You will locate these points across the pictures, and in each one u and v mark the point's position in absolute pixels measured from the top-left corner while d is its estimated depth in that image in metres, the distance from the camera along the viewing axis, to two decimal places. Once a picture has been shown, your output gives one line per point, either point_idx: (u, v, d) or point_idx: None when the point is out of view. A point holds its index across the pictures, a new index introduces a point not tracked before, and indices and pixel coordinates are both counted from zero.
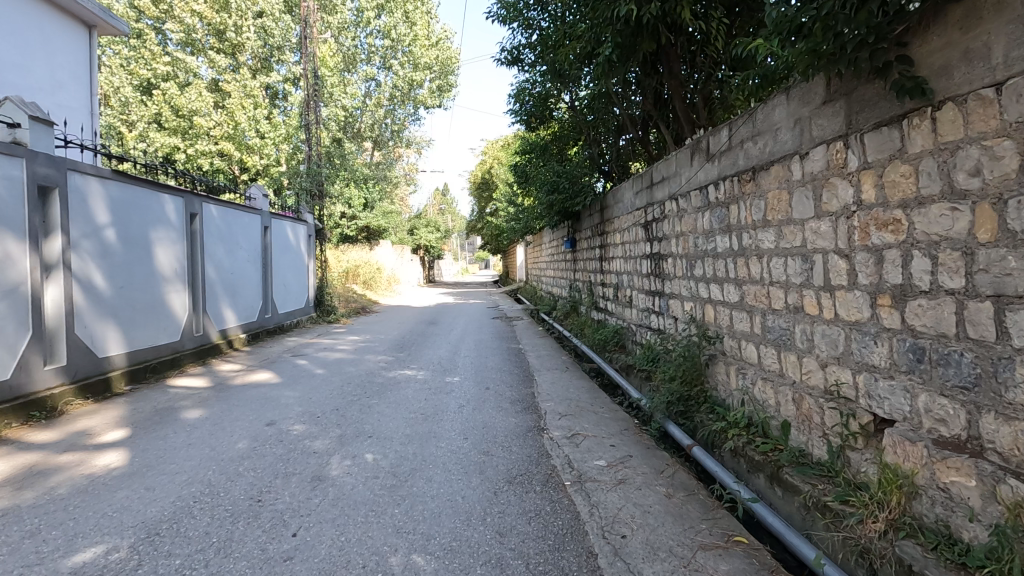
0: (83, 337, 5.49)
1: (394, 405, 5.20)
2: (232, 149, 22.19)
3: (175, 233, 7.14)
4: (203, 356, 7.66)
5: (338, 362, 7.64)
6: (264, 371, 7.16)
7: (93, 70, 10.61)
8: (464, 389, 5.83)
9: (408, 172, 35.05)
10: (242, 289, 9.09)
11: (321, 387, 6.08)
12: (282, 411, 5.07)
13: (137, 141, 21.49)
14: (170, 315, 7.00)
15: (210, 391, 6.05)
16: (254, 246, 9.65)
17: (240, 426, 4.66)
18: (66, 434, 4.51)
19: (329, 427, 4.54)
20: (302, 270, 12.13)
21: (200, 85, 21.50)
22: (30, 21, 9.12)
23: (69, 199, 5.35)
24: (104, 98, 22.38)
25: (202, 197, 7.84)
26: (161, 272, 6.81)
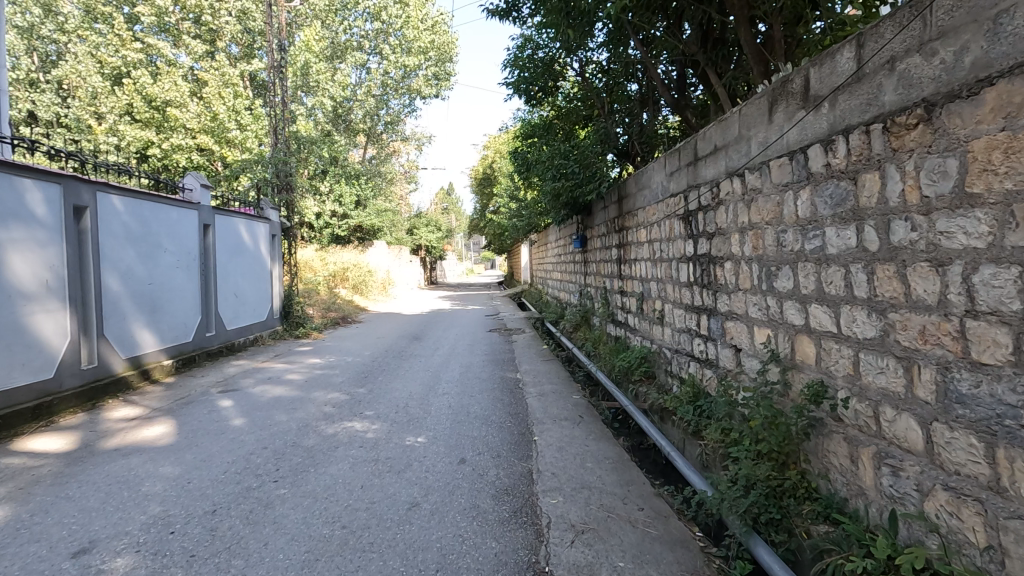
0: None
1: (306, 503, 3.25)
2: (210, 143, 19.90)
3: (44, 233, 5.24)
4: (95, 397, 5.76)
5: (271, 402, 5.70)
6: (166, 419, 5.23)
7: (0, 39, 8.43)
8: (426, 463, 3.86)
9: (406, 169, 33.15)
10: (167, 303, 7.19)
11: (220, 454, 4.14)
12: (124, 517, 3.13)
13: (106, 135, 19.43)
14: (37, 346, 5.12)
15: (59, 463, 4.12)
16: (188, 250, 7.75)
17: (25, 560, 2.71)
18: None
19: (169, 569, 2.58)
20: (262, 275, 10.21)
21: (174, 73, 19.24)
22: None
23: None
24: (72, 89, 20.31)
25: (96, 184, 5.94)
26: (17, 287, 4.93)
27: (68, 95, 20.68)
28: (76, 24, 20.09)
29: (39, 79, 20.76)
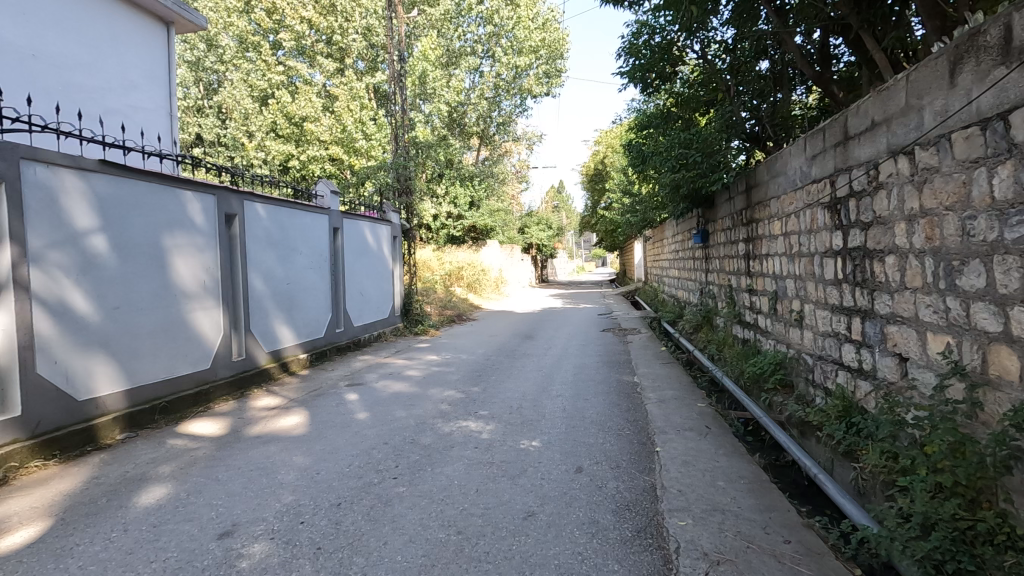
0: (50, 377, 4.24)
1: (422, 504, 3.24)
2: (341, 153, 21.42)
3: (202, 239, 5.88)
4: (242, 386, 6.37)
5: (392, 398, 5.91)
6: (300, 410, 5.61)
7: (170, 71, 9.49)
8: (541, 470, 3.71)
9: (518, 168, 33.57)
10: (302, 302, 7.78)
11: (345, 447, 4.32)
12: (262, 504, 3.34)
13: (256, 150, 21.69)
14: (196, 339, 5.75)
15: (212, 446, 4.56)
16: (320, 252, 8.34)
17: (180, 537, 2.97)
18: None
19: (298, 560, 2.67)
20: (385, 275, 10.78)
21: (308, 90, 21.04)
22: (98, 18, 8.01)
23: (25, 198, 4.11)
24: (229, 112, 23.02)
25: (243, 193, 6.56)
26: (181, 287, 5.56)
27: (226, 117, 23.44)
28: (233, 54, 22.70)
29: (205, 105, 23.77)
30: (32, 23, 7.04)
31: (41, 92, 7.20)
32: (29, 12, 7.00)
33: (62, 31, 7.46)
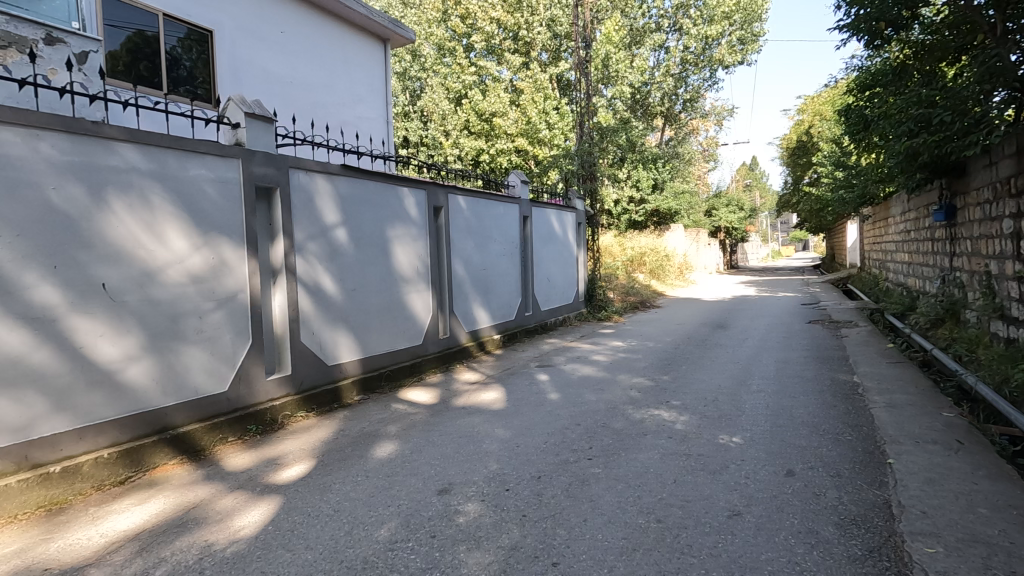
0: (310, 345, 5.22)
1: (619, 487, 3.27)
2: (526, 144, 22.02)
3: (416, 230, 6.64)
4: (448, 361, 7.09)
5: (581, 381, 6.04)
6: (497, 386, 6.06)
7: (387, 82, 10.78)
8: (744, 469, 3.47)
9: (705, 146, 31.41)
10: (496, 286, 8.35)
11: (540, 424, 4.56)
12: (472, 468, 3.70)
13: (452, 148, 23.08)
14: (412, 318, 6.55)
15: (427, 413, 5.17)
16: (511, 239, 8.84)
17: (409, 489, 3.44)
18: (261, 460, 4.09)
19: (507, 523, 2.90)
20: (569, 262, 11.01)
21: (497, 87, 22.03)
22: (334, 44, 9.47)
23: (292, 199, 5.07)
24: (428, 115, 25.09)
25: (448, 187, 7.23)
26: (400, 272, 6.37)
27: (426, 120, 25.76)
28: (432, 61, 24.85)
29: (409, 110, 26.43)
30: (289, 56, 8.60)
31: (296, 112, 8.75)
32: (287, 47, 8.56)
33: (309, 59, 8.97)
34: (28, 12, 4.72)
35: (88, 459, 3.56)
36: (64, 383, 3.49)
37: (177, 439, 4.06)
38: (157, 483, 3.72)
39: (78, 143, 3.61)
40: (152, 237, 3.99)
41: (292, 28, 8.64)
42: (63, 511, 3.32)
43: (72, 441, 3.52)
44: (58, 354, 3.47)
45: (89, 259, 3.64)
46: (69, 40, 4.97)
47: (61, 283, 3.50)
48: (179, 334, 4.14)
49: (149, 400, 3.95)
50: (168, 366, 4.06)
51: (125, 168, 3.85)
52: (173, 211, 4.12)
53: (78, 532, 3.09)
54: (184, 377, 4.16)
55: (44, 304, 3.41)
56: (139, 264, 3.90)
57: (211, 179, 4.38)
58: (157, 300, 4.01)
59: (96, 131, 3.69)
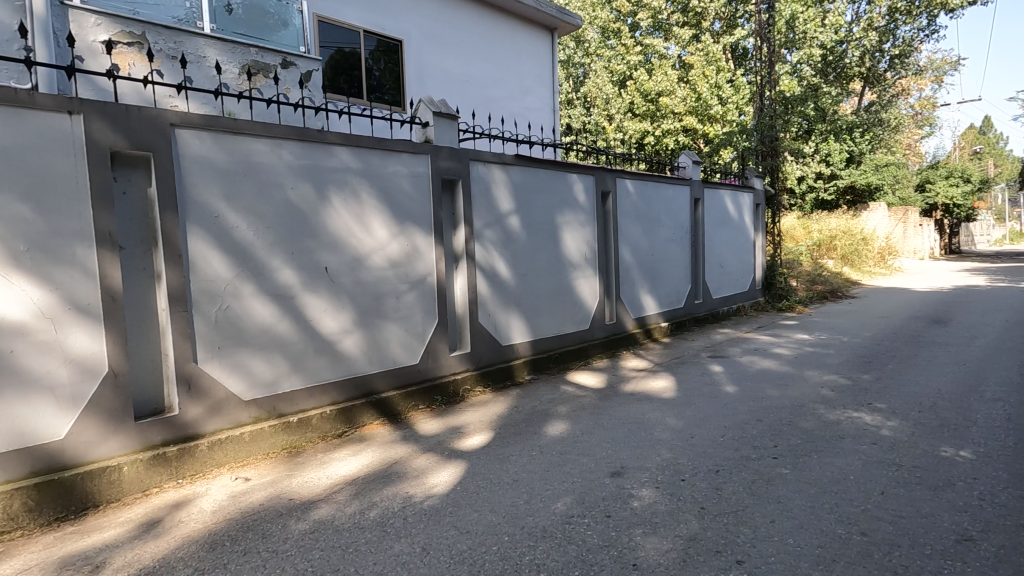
0: (487, 325, 5.60)
1: (812, 492, 2.98)
2: (695, 123, 20.54)
3: (584, 216, 6.70)
4: (614, 347, 7.07)
5: (761, 374, 5.59)
6: (666, 374, 5.89)
7: (553, 71, 10.93)
8: (978, 489, 2.92)
9: (918, 109, 26.48)
10: (664, 272, 8.07)
11: (716, 417, 4.33)
12: (644, 454, 3.66)
13: (615, 132, 22.06)
14: (579, 303, 6.66)
15: (595, 396, 5.23)
16: (681, 223, 8.44)
17: (581, 468, 3.52)
18: (447, 427, 4.53)
19: (685, 514, 2.83)
20: (745, 247, 10.19)
21: (664, 65, 20.76)
22: (505, 39, 9.88)
23: (472, 190, 5.45)
24: (590, 101, 24.69)
25: (616, 171, 7.15)
26: (568, 258, 6.50)
27: (589, 106, 25.40)
28: (595, 46, 24.35)
29: (572, 97, 26.29)
30: (464, 56, 9.19)
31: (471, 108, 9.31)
32: (463, 48, 9.15)
33: (482, 57, 9.47)
34: (269, 43, 5.70)
35: (316, 413, 4.27)
36: (299, 349, 4.23)
37: (379, 402, 4.67)
38: (366, 439, 4.33)
39: (307, 149, 4.28)
40: (361, 227, 4.60)
41: (466, 29, 9.21)
42: (299, 454, 4.04)
43: (304, 398, 4.25)
44: (295, 325, 4.20)
45: (316, 246, 4.33)
46: (298, 62, 5.90)
47: (297, 267, 4.22)
48: (381, 311, 4.73)
49: (359, 368, 4.60)
50: (373, 339, 4.68)
51: (341, 169, 4.48)
52: (376, 204, 4.70)
53: (310, 472, 3.74)
54: (385, 349, 4.77)
55: (285, 283, 4.15)
56: (351, 250, 4.53)
57: (406, 174, 4.90)
58: (365, 281, 4.63)
59: (320, 138, 4.35)
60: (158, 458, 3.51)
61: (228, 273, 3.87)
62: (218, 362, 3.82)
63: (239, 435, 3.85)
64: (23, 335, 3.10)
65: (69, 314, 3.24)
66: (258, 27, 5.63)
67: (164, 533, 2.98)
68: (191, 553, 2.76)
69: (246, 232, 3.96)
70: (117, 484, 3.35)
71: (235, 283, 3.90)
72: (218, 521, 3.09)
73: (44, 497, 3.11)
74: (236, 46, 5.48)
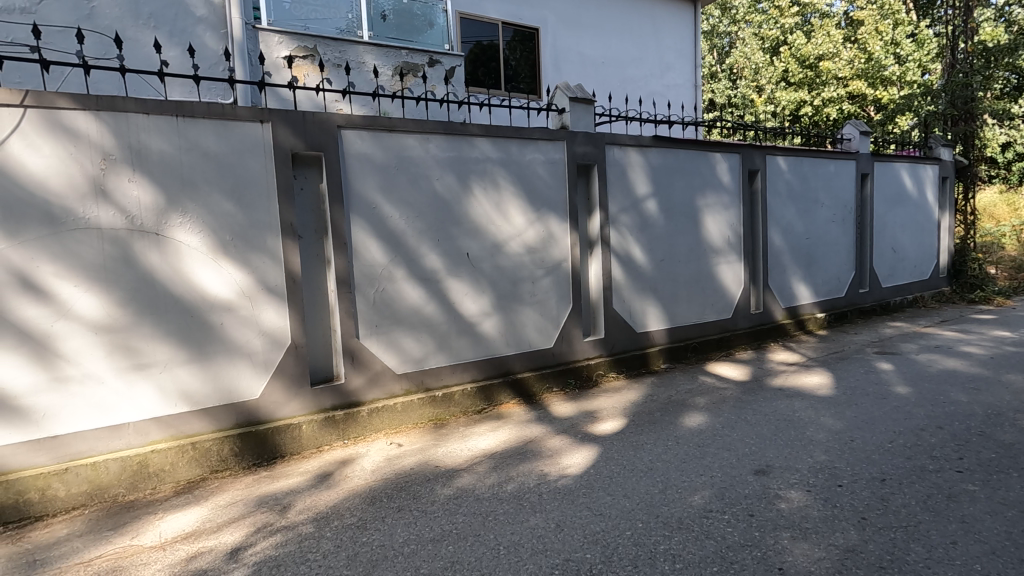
0: (621, 311, 5.53)
1: (1008, 514, 2.55)
2: (865, 87, 17.82)
3: (728, 197, 6.29)
4: (760, 338, 6.59)
5: (944, 375, 4.84)
6: (822, 370, 5.35)
7: (696, 44, 10.31)
8: None
9: None
10: (821, 258, 7.29)
11: (884, 420, 3.85)
12: (794, 454, 3.39)
13: (765, 104, 19.93)
14: (721, 290, 6.29)
15: (738, 390, 4.93)
16: (844, 202, 7.54)
17: (722, 462, 3.37)
18: (581, 411, 4.59)
19: (841, 522, 2.58)
20: (926, 228, 8.81)
21: (826, 24, 18.25)
22: (643, 14, 9.50)
23: (608, 174, 5.38)
24: (737, 72, 22.66)
25: (767, 148, 6.58)
26: (709, 242, 6.16)
27: (735, 78, 23.36)
28: (744, 12, 22.26)
29: (716, 70, 24.32)
30: (601, 38, 9.03)
31: (608, 91, 9.15)
32: (599, 30, 8.99)
33: (620, 37, 9.22)
34: (418, 43, 6.10)
35: (458, 390, 4.58)
36: (444, 329, 4.55)
37: (516, 383, 4.86)
38: (503, 417, 4.55)
39: (451, 142, 4.55)
40: (499, 214, 4.79)
41: (603, 9, 9.02)
42: (443, 426, 4.37)
43: (448, 374, 4.58)
44: (440, 307, 4.53)
45: (459, 233, 4.60)
46: (442, 60, 6.26)
47: (442, 252, 4.53)
48: (518, 296, 4.91)
49: (498, 349, 4.82)
50: (510, 321, 4.87)
51: (482, 159, 4.70)
52: (514, 192, 4.86)
53: (453, 443, 4.03)
54: (521, 332, 4.94)
55: (432, 268, 4.48)
56: (490, 236, 4.75)
57: (543, 161, 4.99)
58: (503, 266, 4.82)
59: (463, 130, 4.58)
60: (328, 420, 4.03)
61: (384, 258, 4.28)
62: (375, 338, 4.26)
63: (392, 405, 4.27)
64: (230, 310, 3.73)
65: (261, 293, 3.83)
66: (408, 30, 6.07)
67: (333, 485, 3.43)
68: (356, 504, 3.15)
69: (399, 221, 4.34)
70: (298, 440, 3.91)
71: (390, 268, 4.30)
72: (377, 479, 3.47)
73: (246, 445, 3.74)
74: (390, 50, 5.98)
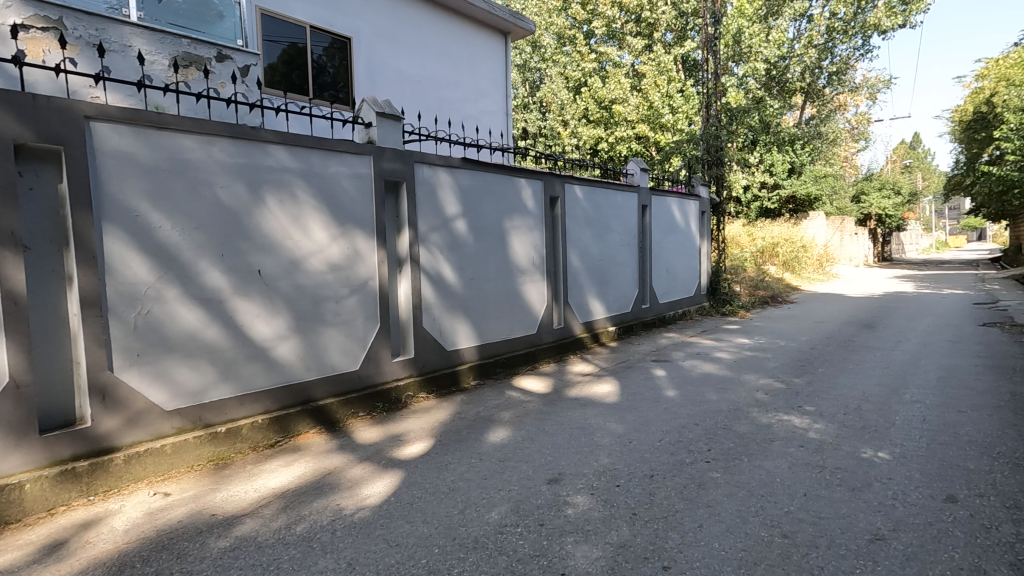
0: (431, 330, 5.51)
1: (740, 495, 3.06)
2: (647, 130, 20.64)
3: (533, 221, 6.72)
4: (562, 351, 7.12)
5: (702, 378, 5.73)
6: (611, 379, 5.96)
7: (507, 75, 10.93)
8: (893, 488, 3.06)
9: (853, 125, 27.86)
10: (612, 277, 8.19)
11: (656, 422, 4.40)
12: (583, 460, 3.67)
13: (570, 138, 22.36)
14: (527, 307, 6.66)
15: (540, 402, 5.23)
16: (629, 229, 8.58)
17: (520, 475, 3.50)
18: (388, 435, 4.43)
19: (616, 520, 2.84)
20: (691, 252, 10.48)
21: (617, 73, 20.86)
22: (458, 41, 9.79)
23: (417, 192, 5.36)
24: (547, 106, 24.69)
25: (565, 177, 7.19)
26: (516, 262, 6.49)
27: (544, 111, 25.51)
28: (551, 51, 24.39)
29: (529, 101, 26.26)
30: (417, 57, 9.06)
31: (423, 110, 9.21)
32: (415, 48, 9.02)
33: (435, 58, 9.36)
34: (204, 35, 5.47)
35: (247, 423, 4.09)
36: (230, 355, 4.04)
37: (316, 411, 4.51)
38: (300, 449, 4.17)
39: (240, 147, 4.10)
40: (298, 229, 4.44)
41: (419, 29, 9.07)
42: (225, 467, 3.84)
43: (235, 407, 4.07)
44: (225, 330, 4.01)
45: (249, 248, 4.15)
46: (234, 55, 5.69)
47: (227, 269, 4.03)
48: (319, 317, 4.58)
49: (296, 374, 4.43)
50: (310, 345, 4.52)
51: (278, 168, 4.32)
52: (315, 206, 4.55)
53: (237, 486, 3.56)
54: (323, 355, 4.61)
55: (215, 287, 3.95)
56: (288, 253, 4.37)
57: (348, 174, 4.77)
58: (303, 285, 4.47)
59: (255, 136, 4.17)
60: (66, 474, 3.27)
61: (150, 275, 3.66)
62: (137, 370, 3.60)
63: (159, 447, 3.63)
64: None
65: None
66: (192, 17, 5.39)
67: (67, 556, 2.76)
68: None
69: (171, 233, 3.75)
70: (19, 504, 3.09)
71: (158, 286, 3.69)
72: (131, 541, 2.89)
73: None
74: (166, 36, 5.23)
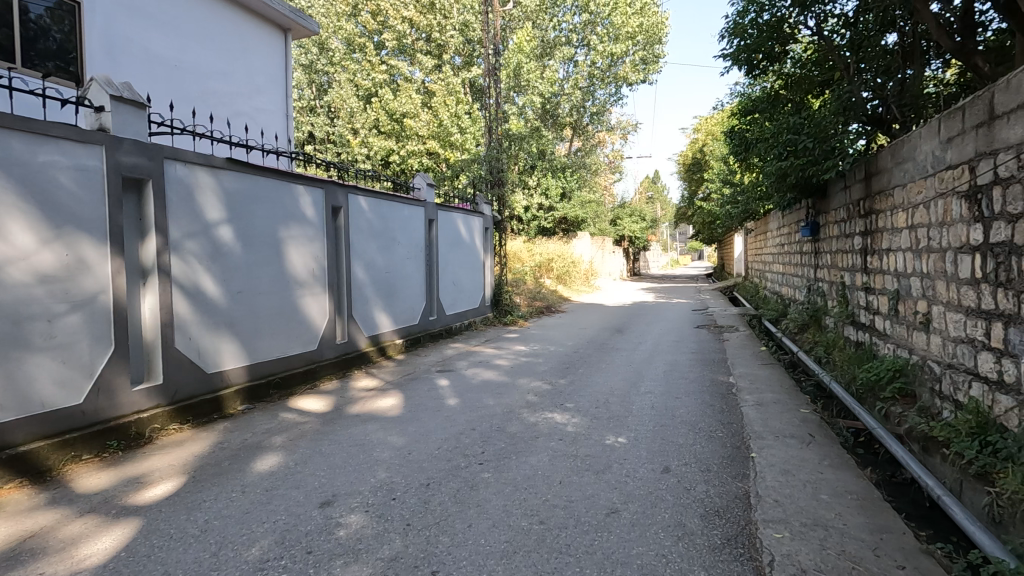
0: (186, 351, 4.81)
1: (506, 491, 3.31)
2: (437, 147, 21.20)
3: (312, 231, 6.37)
4: (346, 367, 6.86)
5: (481, 385, 6.06)
6: (395, 392, 5.94)
7: (287, 75, 10.18)
8: (627, 467, 3.64)
9: (610, 159, 32.60)
10: (399, 290, 8.19)
11: (435, 430, 4.51)
12: (359, 478, 3.58)
13: (360, 146, 21.79)
14: (306, 322, 6.26)
15: (318, 422, 4.95)
16: (416, 242, 8.69)
17: (289, 503, 3.26)
18: (122, 479, 3.71)
19: (389, 534, 2.83)
20: (476, 266, 11.06)
21: (408, 87, 21.05)
22: (227, 29, 8.81)
23: (167, 193, 4.66)
24: (335, 111, 23.71)
25: (349, 188, 6.99)
26: (293, 275, 6.06)
27: (333, 116, 24.45)
28: (339, 56, 23.52)
29: (316, 104, 24.89)
30: (173, 38, 7.88)
31: (182, 100, 8.09)
32: (171, 29, 7.84)
33: (197, 44, 8.26)
34: None
35: None
36: None
37: (15, 459, 3.57)
38: None
39: None
40: None
41: (176, 8, 7.91)
42: None
43: None
44: None
45: None
46: None
47: None
48: (21, 341, 3.65)
49: None
50: (7, 376, 3.57)
51: None
52: (16, 202, 3.63)
53: None
54: (27, 388, 3.68)
55: None
56: None
57: (68, 166, 3.92)
58: None
59: None
60: None
61: None
62: None
63: None
64: None
65: None
66: None
67: None
68: None
69: None
70: None
71: None
72: None
73: None
74: None
